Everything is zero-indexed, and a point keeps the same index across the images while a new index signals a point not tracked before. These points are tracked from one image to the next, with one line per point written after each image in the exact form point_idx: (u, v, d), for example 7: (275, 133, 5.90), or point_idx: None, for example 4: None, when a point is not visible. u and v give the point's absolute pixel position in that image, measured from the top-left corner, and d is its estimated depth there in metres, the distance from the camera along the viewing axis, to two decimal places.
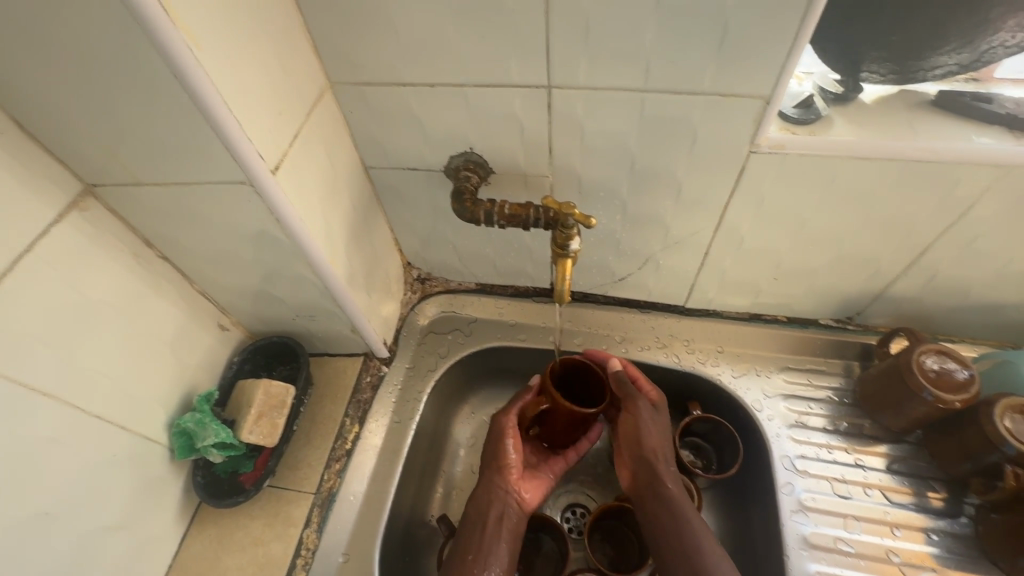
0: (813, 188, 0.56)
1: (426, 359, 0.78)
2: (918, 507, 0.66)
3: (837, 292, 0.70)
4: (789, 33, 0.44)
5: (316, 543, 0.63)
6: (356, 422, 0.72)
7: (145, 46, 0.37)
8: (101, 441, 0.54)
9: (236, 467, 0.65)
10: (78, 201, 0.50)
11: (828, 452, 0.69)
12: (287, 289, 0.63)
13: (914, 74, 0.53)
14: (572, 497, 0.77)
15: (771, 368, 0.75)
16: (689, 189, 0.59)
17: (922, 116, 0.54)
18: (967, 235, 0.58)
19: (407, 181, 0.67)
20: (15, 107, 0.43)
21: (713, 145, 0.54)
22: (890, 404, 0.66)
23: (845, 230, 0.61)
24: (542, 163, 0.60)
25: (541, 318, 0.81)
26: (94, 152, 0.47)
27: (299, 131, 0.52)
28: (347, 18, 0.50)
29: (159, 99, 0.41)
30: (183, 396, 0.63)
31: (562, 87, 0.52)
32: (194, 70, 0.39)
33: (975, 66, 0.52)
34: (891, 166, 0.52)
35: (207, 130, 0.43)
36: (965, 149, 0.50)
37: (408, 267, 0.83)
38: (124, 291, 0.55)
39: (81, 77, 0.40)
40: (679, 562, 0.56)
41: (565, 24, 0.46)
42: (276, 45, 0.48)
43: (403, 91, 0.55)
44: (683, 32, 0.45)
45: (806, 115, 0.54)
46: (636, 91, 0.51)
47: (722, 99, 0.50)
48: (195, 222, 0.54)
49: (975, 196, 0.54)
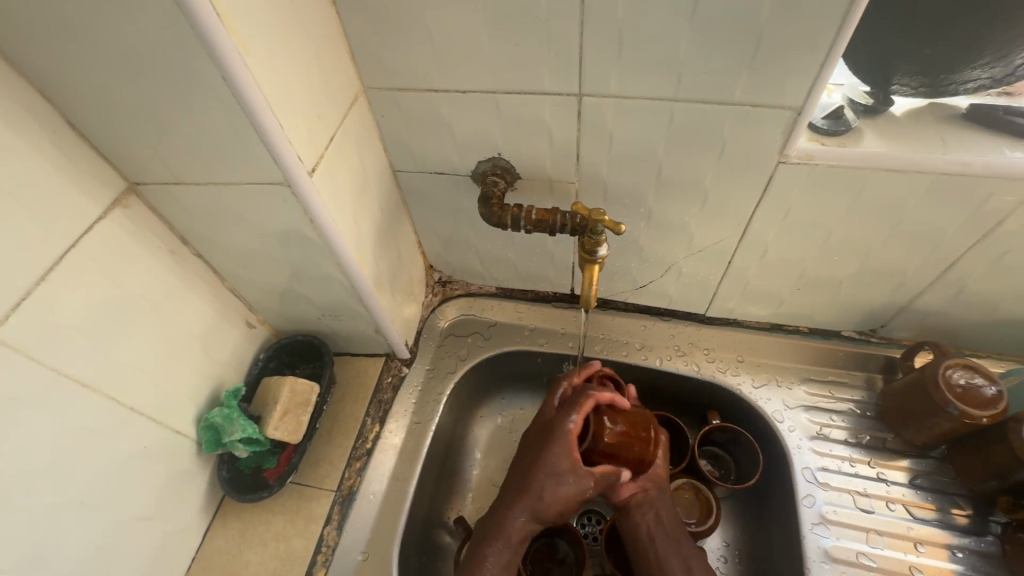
0: (841, 199, 0.56)
1: (446, 361, 0.79)
2: (942, 523, 0.65)
3: (862, 304, 0.70)
4: (823, 45, 0.44)
5: (336, 539, 0.64)
6: (376, 422, 0.72)
7: (197, 51, 0.39)
8: (135, 432, 0.55)
9: (260, 462, 0.66)
10: (122, 198, 0.51)
11: (849, 465, 0.69)
12: (315, 288, 0.64)
13: (945, 87, 0.53)
14: (589, 504, 0.77)
15: (793, 379, 0.74)
16: (715, 198, 0.60)
17: (952, 129, 0.54)
18: (997, 249, 0.58)
19: (434, 185, 0.68)
20: (67, 106, 0.45)
21: (740, 155, 0.54)
22: (914, 417, 0.66)
23: (872, 243, 0.60)
24: (568, 170, 0.61)
25: (560, 323, 0.81)
26: (138, 151, 0.48)
27: (335, 134, 0.53)
28: (383, 26, 0.51)
29: (206, 102, 0.43)
30: (211, 391, 0.64)
31: (592, 95, 0.52)
32: (242, 76, 0.40)
33: (1007, 80, 0.52)
34: (920, 179, 0.52)
35: (250, 133, 0.44)
36: (997, 162, 0.50)
37: (430, 270, 0.84)
38: (160, 287, 0.56)
39: (133, 79, 0.42)
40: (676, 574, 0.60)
41: (598, 33, 0.47)
42: (316, 51, 0.49)
43: (434, 96, 0.56)
44: (716, 42, 0.46)
45: (836, 126, 0.54)
46: (667, 101, 0.51)
47: (751, 110, 0.50)
48: (230, 221, 0.55)
49: (1006, 210, 0.53)
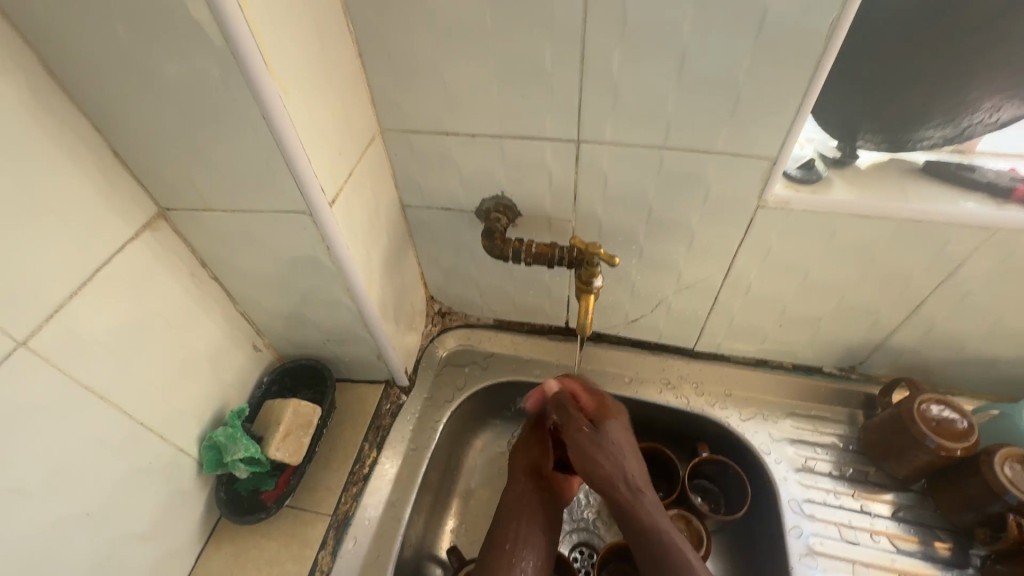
0: (816, 242, 0.61)
1: (443, 391, 0.81)
2: (925, 556, 0.66)
3: (841, 341, 0.74)
4: (793, 105, 0.50)
5: (330, 565, 0.64)
6: (374, 448, 0.74)
7: (244, 95, 0.44)
8: (142, 448, 0.56)
9: (258, 485, 0.66)
10: (152, 221, 0.55)
11: (834, 497, 0.71)
12: (324, 313, 0.67)
13: (904, 144, 0.59)
14: (581, 537, 0.78)
15: (778, 414, 0.78)
16: (701, 237, 0.64)
17: (912, 181, 0.59)
18: (959, 291, 0.63)
19: (440, 219, 0.72)
20: (115, 137, 0.49)
21: (723, 200, 0.60)
22: (894, 451, 0.69)
23: (847, 282, 0.65)
24: (566, 209, 0.66)
25: (555, 355, 0.84)
26: (173, 178, 0.52)
27: (354, 171, 0.58)
28: (404, 76, 0.57)
29: (245, 139, 0.47)
30: (216, 411, 0.65)
31: (590, 141, 0.58)
32: (281, 119, 0.45)
33: (958, 140, 0.58)
34: (885, 225, 0.58)
35: (283, 167, 0.49)
36: (953, 212, 0.56)
37: (431, 301, 0.88)
38: (179, 308, 0.59)
39: (181, 115, 0.46)
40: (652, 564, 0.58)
41: (596, 88, 0.53)
42: (342, 95, 0.54)
43: (446, 139, 0.62)
44: (699, 99, 0.52)
45: (808, 176, 0.59)
46: (657, 149, 0.57)
47: (733, 158, 0.55)
48: (250, 246, 0.58)
49: (965, 254, 0.59)
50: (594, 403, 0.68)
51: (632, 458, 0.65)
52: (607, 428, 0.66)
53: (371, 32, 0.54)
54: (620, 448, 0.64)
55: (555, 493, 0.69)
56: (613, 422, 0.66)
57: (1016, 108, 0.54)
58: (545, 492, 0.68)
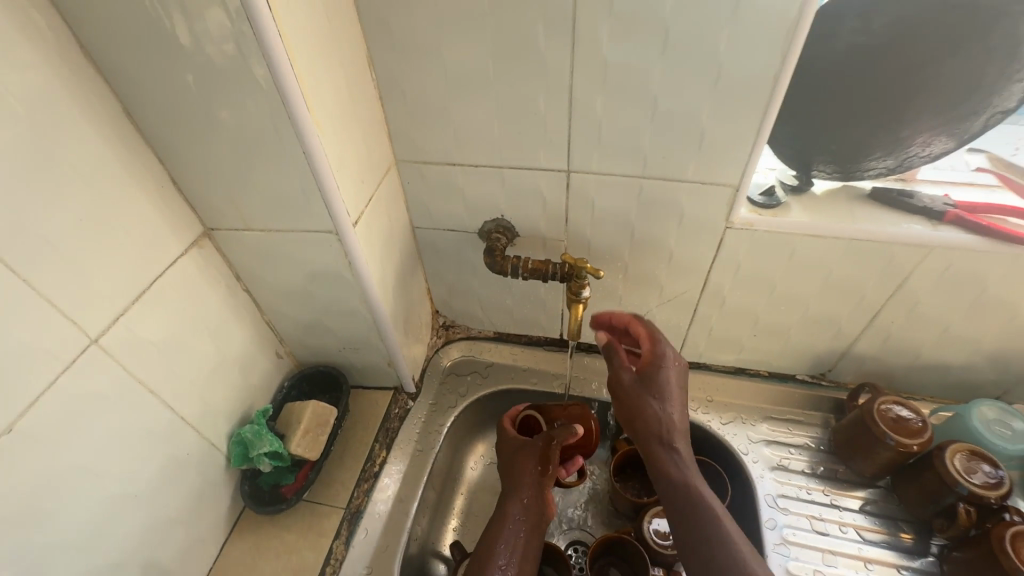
0: (779, 258, 0.69)
1: (447, 397, 0.88)
2: (890, 545, 0.72)
3: (810, 350, 0.81)
4: (750, 140, 0.59)
5: (344, 553, 0.70)
6: (383, 448, 0.80)
7: (286, 134, 0.52)
8: (181, 440, 0.62)
9: (279, 480, 0.72)
10: (198, 239, 0.63)
11: (807, 492, 0.77)
12: (341, 323, 0.75)
13: (853, 173, 0.68)
14: (575, 535, 0.84)
15: (756, 417, 0.84)
16: (679, 255, 0.72)
17: (861, 206, 0.68)
18: (908, 302, 0.70)
19: (446, 239, 0.80)
20: (173, 167, 0.57)
21: (695, 221, 0.68)
22: (860, 450, 0.75)
23: (809, 295, 0.73)
24: (559, 230, 0.74)
25: (551, 364, 0.91)
26: (219, 203, 0.61)
27: (373, 196, 0.66)
28: (418, 115, 0.66)
29: (284, 169, 0.55)
30: (243, 411, 0.72)
31: (579, 171, 0.67)
32: (317, 154, 0.54)
33: (900, 170, 0.67)
34: (838, 243, 0.66)
35: (315, 193, 0.57)
36: (895, 231, 0.64)
37: (436, 315, 0.95)
38: (216, 315, 0.66)
39: (231, 150, 0.55)
40: (678, 520, 0.59)
41: (583, 126, 0.62)
42: (365, 132, 0.63)
43: (453, 168, 0.70)
44: (670, 135, 0.60)
45: (769, 201, 0.68)
46: (636, 177, 0.65)
47: (703, 185, 0.64)
48: (281, 261, 0.66)
49: (910, 269, 0.67)
50: (649, 352, 0.66)
51: (677, 411, 0.64)
52: (654, 379, 0.65)
53: (390, 79, 0.63)
54: (665, 401, 0.64)
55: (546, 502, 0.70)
56: (664, 373, 0.65)
57: (945, 142, 0.63)
58: (537, 499, 0.69)
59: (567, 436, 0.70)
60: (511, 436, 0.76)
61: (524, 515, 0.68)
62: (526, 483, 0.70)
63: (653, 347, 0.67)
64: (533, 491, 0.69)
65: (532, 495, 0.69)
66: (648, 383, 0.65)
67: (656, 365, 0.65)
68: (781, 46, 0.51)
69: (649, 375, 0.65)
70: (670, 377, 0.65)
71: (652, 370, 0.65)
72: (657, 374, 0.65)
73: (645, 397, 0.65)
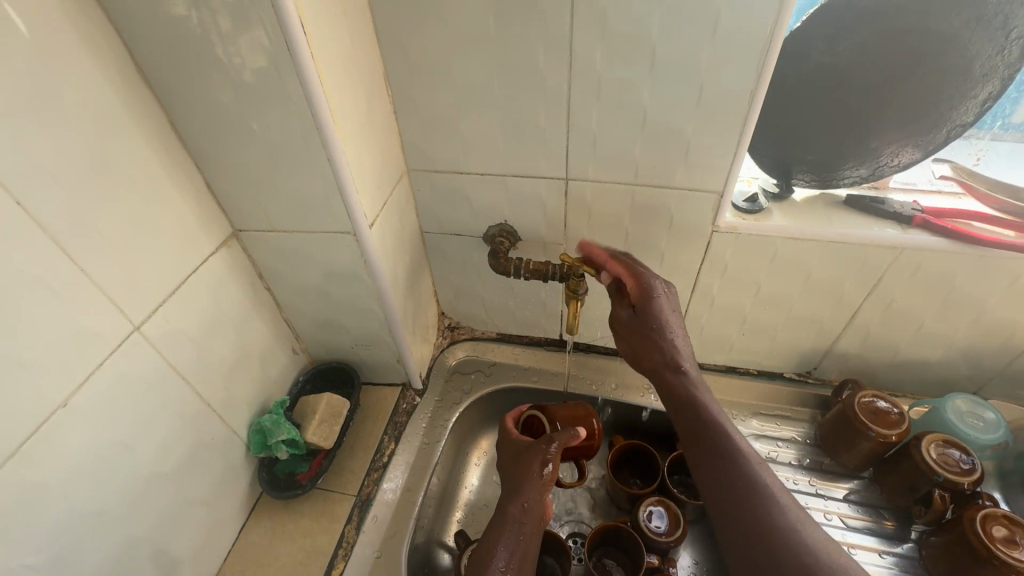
0: (762, 260, 0.75)
1: (452, 394, 0.92)
2: (872, 532, 0.77)
3: (795, 348, 0.86)
4: (731, 150, 0.65)
5: (355, 537, 0.74)
6: (392, 440, 0.85)
7: (313, 143, 0.58)
8: (207, 425, 0.67)
9: (294, 468, 0.77)
10: (226, 240, 0.68)
11: (793, 482, 0.81)
12: (355, 320, 0.80)
13: (829, 181, 0.73)
14: (575, 527, 0.88)
15: (746, 413, 0.89)
16: (670, 257, 0.78)
17: (837, 212, 0.73)
18: (884, 301, 0.76)
19: (453, 243, 0.86)
20: (209, 174, 0.63)
21: (684, 225, 0.73)
22: (843, 443, 0.79)
23: (792, 295, 0.78)
24: (558, 234, 0.80)
25: (551, 363, 0.96)
26: (247, 206, 0.66)
27: (386, 202, 0.72)
28: (429, 128, 0.72)
29: (309, 174, 0.61)
30: (262, 402, 0.77)
31: (576, 179, 0.72)
32: (340, 162, 0.59)
33: (873, 178, 0.72)
34: (816, 245, 0.71)
35: (337, 197, 0.63)
36: (868, 234, 0.69)
37: (442, 316, 1.00)
38: (241, 310, 0.71)
39: (262, 158, 0.61)
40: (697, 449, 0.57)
41: (580, 138, 0.68)
42: (381, 143, 0.69)
43: (461, 177, 0.76)
44: (659, 146, 0.66)
45: (752, 207, 0.73)
46: (629, 184, 0.71)
47: (690, 192, 0.70)
48: (301, 261, 0.72)
49: (883, 269, 0.72)
50: (636, 287, 0.67)
51: (680, 339, 0.65)
52: (647, 310, 0.66)
53: (404, 95, 0.69)
54: (662, 331, 0.65)
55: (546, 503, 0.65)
56: (654, 303, 0.65)
57: (912, 154, 0.68)
58: (539, 498, 0.64)
59: (569, 439, 0.68)
60: (512, 436, 0.74)
61: (527, 516, 0.63)
62: (529, 480, 0.65)
63: (638, 280, 0.67)
64: (535, 490, 0.65)
65: (533, 496, 0.64)
66: (642, 315, 0.66)
67: (646, 296, 0.66)
68: (756, 66, 0.58)
69: (641, 307, 0.66)
70: (662, 306, 0.65)
71: (644, 301, 0.66)
72: (649, 305, 0.66)
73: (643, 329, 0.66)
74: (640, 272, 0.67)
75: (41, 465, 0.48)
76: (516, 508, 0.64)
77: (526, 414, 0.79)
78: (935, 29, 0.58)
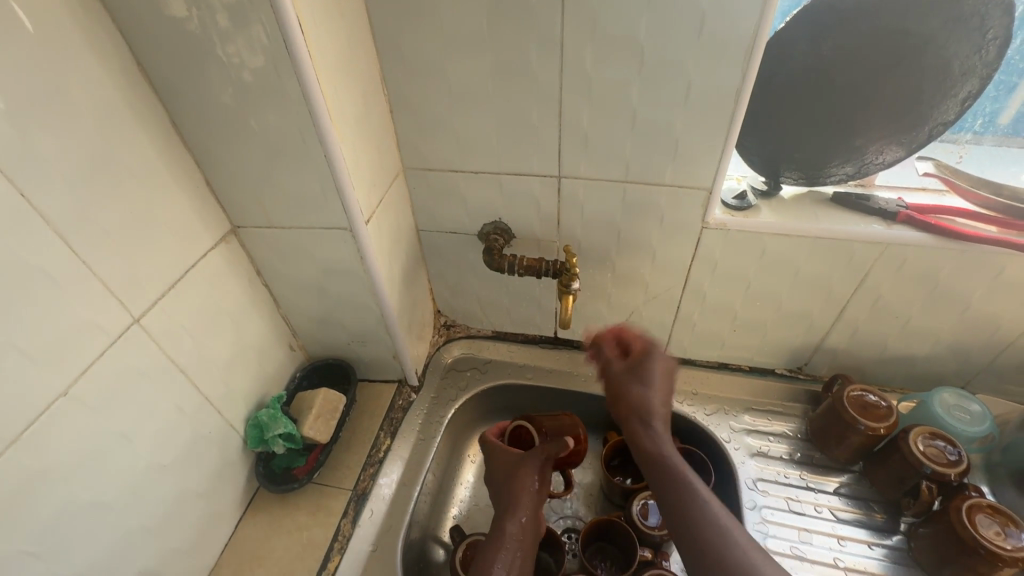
0: (752, 257, 0.76)
1: (448, 391, 0.94)
2: (863, 524, 0.77)
3: (786, 344, 0.87)
4: (719, 147, 0.66)
5: (351, 531, 0.74)
6: (388, 436, 0.85)
7: (311, 140, 0.59)
8: (204, 419, 0.68)
9: (291, 463, 0.78)
10: (225, 236, 0.70)
11: (784, 476, 0.82)
12: (351, 317, 0.81)
13: (816, 179, 0.75)
14: (569, 523, 0.88)
15: (738, 409, 0.90)
16: (661, 254, 0.79)
17: (824, 208, 0.75)
18: (871, 297, 0.77)
19: (448, 241, 0.87)
20: (209, 171, 0.65)
21: (675, 223, 0.75)
22: (833, 437, 0.80)
23: (781, 291, 0.80)
24: (552, 231, 0.81)
25: (546, 361, 0.97)
26: (246, 203, 0.68)
27: (382, 199, 0.73)
28: (424, 127, 0.73)
29: (306, 171, 0.62)
30: (260, 397, 0.78)
31: (569, 177, 0.74)
32: (337, 157, 0.61)
33: (859, 175, 0.73)
34: (803, 241, 0.73)
35: (334, 193, 0.64)
36: (854, 230, 0.71)
37: (438, 315, 1.01)
38: (239, 306, 0.73)
39: (260, 154, 0.62)
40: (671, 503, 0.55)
41: (572, 136, 0.69)
42: (377, 141, 0.70)
43: (456, 175, 0.78)
44: (648, 144, 0.68)
45: (741, 204, 0.75)
46: (620, 182, 0.72)
47: (679, 189, 0.71)
48: (299, 257, 0.73)
49: (870, 265, 0.73)
50: (640, 346, 0.69)
51: (665, 402, 0.64)
52: (643, 367, 0.66)
53: (401, 94, 0.71)
54: (650, 386, 0.64)
55: (536, 517, 0.69)
56: (654, 361, 0.66)
57: (895, 151, 0.70)
58: (529, 513, 0.68)
59: (558, 448, 0.72)
60: (499, 447, 0.75)
61: (519, 535, 0.66)
62: (521, 497, 0.69)
63: (641, 343, 0.69)
64: (524, 505, 0.69)
65: (524, 513, 0.68)
66: (635, 368, 0.66)
67: (646, 357, 0.66)
68: (741, 66, 0.59)
69: (637, 364, 0.66)
70: (660, 368, 0.65)
71: (642, 359, 0.67)
72: (647, 363, 0.66)
73: (634, 381, 0.65)
74: (648, 339, 0.70)
75: (42, 453, 0.49)
76: (509, 525, 0.67)
77: (513, 426, 0.81)
78: (914, 31, 0.60)
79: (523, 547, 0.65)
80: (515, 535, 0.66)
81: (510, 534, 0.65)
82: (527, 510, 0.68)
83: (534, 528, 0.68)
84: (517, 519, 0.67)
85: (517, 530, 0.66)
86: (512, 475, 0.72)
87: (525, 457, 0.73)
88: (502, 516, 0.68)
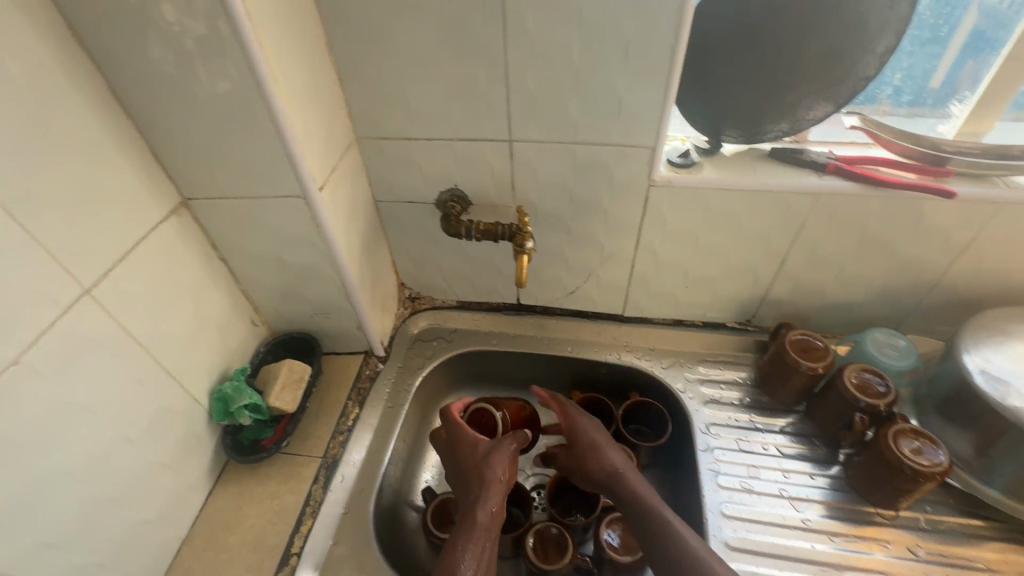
0: (697, 213, 0.80)
1: (414, 360, 0.95)
2: (806, 458, 0.83)
3: (735, 297, 0.92)
4: (660, 105, 0.69)
5: (322, 496, 0.76)
6: (356, 406, 0.87)
7: (257, 107, 0.59)
8: (166, 392, 0.68)
9: (259, 434, 0.79)
10: (177, 209, 0.69)
11: (735, 419, 0.87)
12: (312, 288, 0.81)
13: (755, 137, 0.79)
14: (539, 479, 0.92)
15: (693, 361, 0.95)
16: (612, 213, 0.82)
17: (763, 163, 0.79)
18: (809, 246, 0.82)
19: (407, 210, 0.88)
20: (154, 141, 0.64)
21: (623, 182, 0.78)
22: (778, 380, 0.86)
23: (726, 245, 0.84)
24: (507, 196, 0.83)
25: (510, 327, 1.00)
26: (196, 175, 0.67)
27: (336, 168, 0.74)
28: (374, 94, 0.74)
29: (255, 139, 0.63)
30: (223, 371, 0.78)
31: (520, 140, 0.76)
32: (285, 123, 0.61)
33: (795, 130, 0.77)
34: (743, 195, 0.77)
35: (286, 161, 0.64)
36: (788, 181, 0.75)
37: (401, 287, 1.03)
38: (196, 280, 0.72)
39: (207, 123, 0.62)
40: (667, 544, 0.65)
41: (519, 99, 0.71)
42: (327, 109, 0.71)
43: (409, 143, 0.79)
44: (594, 104, 0.70)
45: (686, 161, 0.78)
46: (569, 143, 0.75)
47: (626, 148, 0.74)
48: (254, 229, 0.73)
49: (805, 216, 0.78)
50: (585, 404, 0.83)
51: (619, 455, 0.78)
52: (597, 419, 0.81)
53: (349, 61, 0.71)
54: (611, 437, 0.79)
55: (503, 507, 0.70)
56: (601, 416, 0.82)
57: (824, 107, 0.74)
58: (497, 506, 0.69)
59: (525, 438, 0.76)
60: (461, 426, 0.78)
61: (489, 526, 0.67)
62: (489, 489, 0.69)
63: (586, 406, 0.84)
64: (494, 499, 0.69)
65: (495, 505, 0.69)
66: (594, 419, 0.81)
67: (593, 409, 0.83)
68: (674, 24, 0.62)
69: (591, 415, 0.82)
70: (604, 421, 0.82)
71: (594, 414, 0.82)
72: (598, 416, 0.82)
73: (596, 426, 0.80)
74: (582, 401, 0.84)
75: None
76: (481, 516, 0.67)
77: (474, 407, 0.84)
78: None
79: (493, 535, 0.66)
80: (488, 527, 0.66)
81: (482, 523, 0.66)
82: (496, 501, 0.69)
83: (501, 516, 0.69)
84: (488, 512, 0.67)
85: (489, 522, 0.67)
86: (480, 467, 0.72)
87: (494, 449, 0.74)
88: (474, 506, 0.68)
